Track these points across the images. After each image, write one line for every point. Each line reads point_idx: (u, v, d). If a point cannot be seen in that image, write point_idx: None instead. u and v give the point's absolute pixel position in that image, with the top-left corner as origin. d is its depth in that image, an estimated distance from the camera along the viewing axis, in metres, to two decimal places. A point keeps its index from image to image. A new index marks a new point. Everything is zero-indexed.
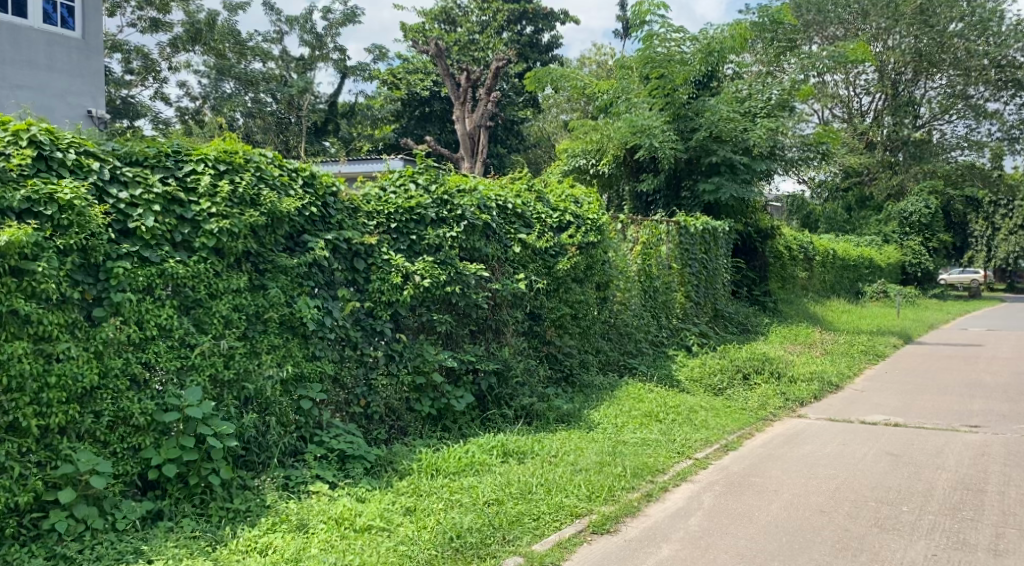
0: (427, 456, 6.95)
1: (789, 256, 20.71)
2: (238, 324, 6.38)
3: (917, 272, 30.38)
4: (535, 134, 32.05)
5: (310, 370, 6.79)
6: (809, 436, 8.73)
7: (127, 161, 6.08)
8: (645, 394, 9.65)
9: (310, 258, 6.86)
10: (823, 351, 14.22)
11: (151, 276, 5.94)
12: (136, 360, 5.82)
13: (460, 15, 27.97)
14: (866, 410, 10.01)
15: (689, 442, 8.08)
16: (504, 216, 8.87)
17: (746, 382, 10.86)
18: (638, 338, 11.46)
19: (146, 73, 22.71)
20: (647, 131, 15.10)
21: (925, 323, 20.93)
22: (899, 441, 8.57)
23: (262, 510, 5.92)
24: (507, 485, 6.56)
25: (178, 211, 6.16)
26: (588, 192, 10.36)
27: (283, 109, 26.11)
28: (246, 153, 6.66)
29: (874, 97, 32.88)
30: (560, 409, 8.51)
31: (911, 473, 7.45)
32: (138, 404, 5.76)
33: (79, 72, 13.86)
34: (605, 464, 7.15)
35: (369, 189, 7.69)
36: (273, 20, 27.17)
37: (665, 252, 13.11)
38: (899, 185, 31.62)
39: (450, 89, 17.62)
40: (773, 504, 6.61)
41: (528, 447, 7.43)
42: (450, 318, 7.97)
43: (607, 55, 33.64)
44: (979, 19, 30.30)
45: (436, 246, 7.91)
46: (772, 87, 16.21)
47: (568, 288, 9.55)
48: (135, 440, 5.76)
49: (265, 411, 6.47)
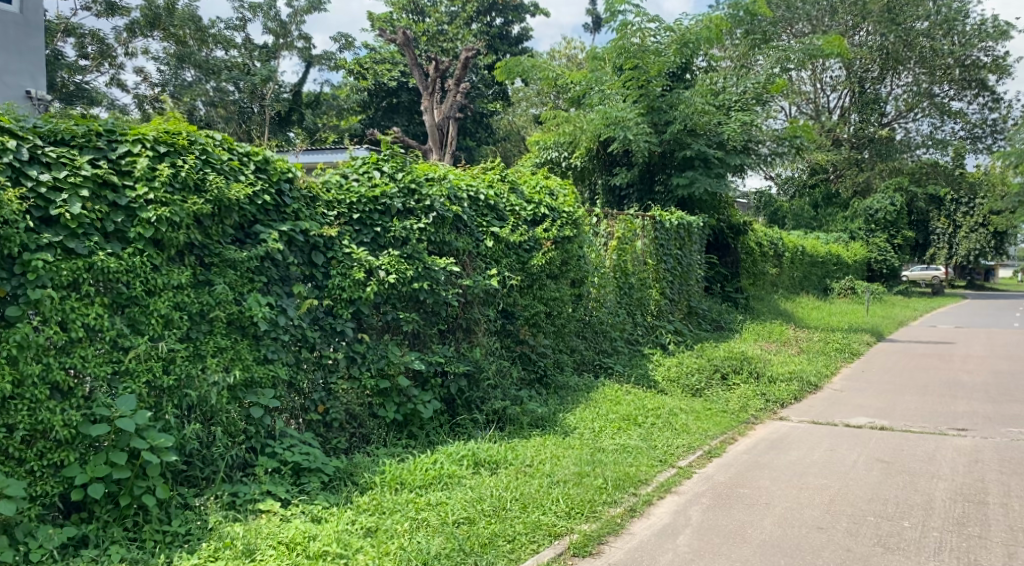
0: (392, 467, 6.36)
1: (760, 253, 20.29)
2: (179, 324, 5.73)
3: (882, 269, 30.23)
4: (504, 127, 31.54)
5: (262, 375, 6.13)
6: (795, 441, 8.19)
7: (51, 140, 5.42)
8: (621, 396, 9.11)
9: (262, 250, 6.22)
10: (798, 349, 13.78)
11: (77, 270, 5.27)
12: (58, 366, 5.14)
13: (428, 5, 27.24)
14: (848, 412, 9.55)
15: (672, 449, 7.52)
16: (476, 207, 8.28)
17: (725, 382, 10.34)
18: (613, 336, 10.93)
19: (102, 59, 21.73)
20: (622, 123, 14.57)
21: (894, 321, 20.61)
22: (889, 446, 8.06)
23: (202, 533, 5.28)
24: (478, 501, 5.96)
25: (110, 196, 5.50)
26: (563, 182, 9.78)
27: (246, 98, 25.10)
28: (190, 134, 6.02)
29: (841, 94, 32.69)
30: (535, 413, 7.93)
31: (907, 482, 6.93)
32: (60, 416, 5.10)
33: (14, 50, 11.82)
34: (584, 475, 6.55)
35: (329, 176, 7.08)
36: (236, 7, 26.24)
37: (640, 247, 12.54)
38: (866, 182, 32.24)
39: (418, 79, 16.87)
40: (766, 519, 6.08)
41: (502, 456, 6.85)
42: (418, 317, 7.35)
43: (577, 50, 33.14)
44: (944, 18, 30.28)
45: (402, 239, 7.28)
46: (745, 80, 15.85)
47: (543, 285, 9.00)
48: (56, 457, 5.10)
49: (210, 421, 5.83)
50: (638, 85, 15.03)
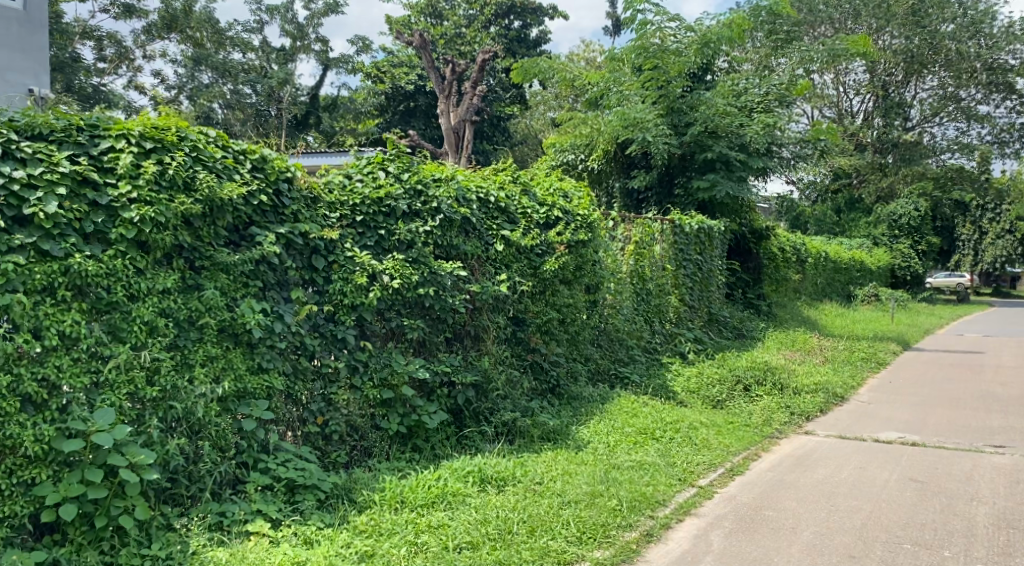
0: (392, 484, 5.95)
1: (783, 259, 19.75)
2: (164, 332, 5.37)
3: (907, 276, 29.31)
4: (521, 131, 31.26)
5: (255, 385, 5.78)
6: (822, 459, 7.69)
7: (28, 135, 5.10)
8: (638, 408, 8.68)
9: (257, 253, 5.84)
10: (823, 358, 13.29)
11: (52, 274, 4.95)
12: (31, 377, 4.83)
13: (446, 9, 26.95)
14: (877, 426, 9.07)
15: (691, 467, 7.07)
16: (485, 209, 7.89)
17: (748, 394, 9.88)
18: (629, 344, 10.54)
19: (120, 61, 21.59)
20: (640, 124, 14.17)
21: (921, 329, 20.06)
22: (923, 463, 7.54)
23: (183, 558, 4.93)
24: (483, 523, 5.57)
25: (90, 195, 5.16)
26: (579, 184, 9.35)
27: (263, 101, 25.02)
28: (181, 130, 5.66)
29: (865, 97, 32.24)
30: (546, 425, 7.52)
31: (947, 504, 6.43)
32: (31, 430, 4.79)
33: (18, 48, 11.56)
34: (597, 495, 6.12)
35: (332, 176, 6.71)
36: (253, 10, 26.09)
37: (658, 252, 12.10)
38: (889, 187, 30.89)
39: (434, 81, 16.49)
40: (793, 546, 5.64)
41: (510, 472, 6.43)
42: (423, 323, 6.97)
43: (596, 53, 32.82)
44: (970, 21, 29.70)
45: (407, 242, 6.90)
46: (769, 81, 15.34)
47: (556, 290, 8.56)
48: (26, 475, 4.78)
49: (197, 433, 5.47)
50: (658, 85, 14.62)
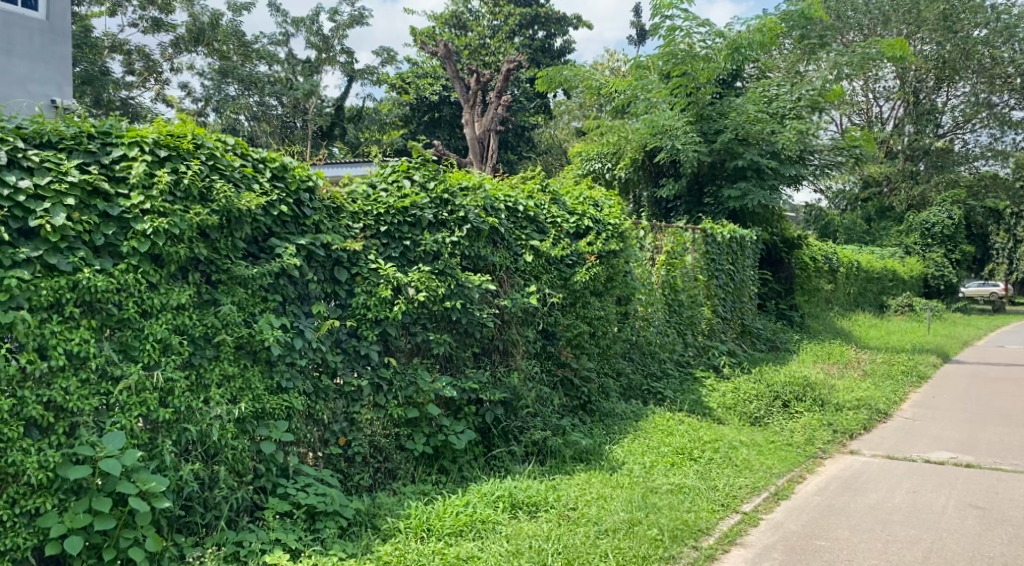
0: (418, 511, 5.62)
1: (815, 269, 19.24)
2: (179, 349, 5.08)
3: (940, 286, 28.51)
4: (546, 141, 30.92)
5: (274, 405, 5.46)
6: (872, 481, 7.27)
7: (35, 143, 4.85)
8: (674, 425, 8.29)
9: (277, 266, 5.54)
10: (863, 372, 12.81)
11: (59, 290, 4.68)
12: (36, 400, 4.57)
13: (471, 19, 26.76)
14: (926, 445, 8.62)
15: (734, 491, 6.68)
16: (514, 219, 7.56)
17: (787, 410, 9.45)
18: (662, 358, 10.16)
19: (149, 75, 21.54)
20: (669, 132, 13.85)
21: (959, 340, 19.45)
22: (982, 488, 7.08)
23: None
24: (515, 555, 5.22)
25: (101, 206, 4.90)
26: (609, 193, 8.98)
27: (289, 112, 24.90)
28: (197, 137, 5.39)
29: (895, 104, 31.65)
30: (579, 445, 7.15)
31: (1012, 534, 5.99)
32: (35, 458, 4.54)
33: (41, 59, 11.43)
34: (637, 524, 5.75)
35: (355, 185, 6.42)
36: (279, 22, 26.08)
37: (690, 262, 11.72)
38: (920, 195, 30.01)
39: (458, 91, 16.20)
40: None
41: (542, 497, 6.07)
42: (450, 338, 6.64)
43: (620, 62, 32.53)
44: (1004, 25, 29.10)
45: (434, 253, 6.58)
46: (801, 87, 14.79)
47: (587, 303, 8.19)
48: (30, 504, 4.52)
49: (213, 457, 5.18)
50: (687, 91, 14.41)
